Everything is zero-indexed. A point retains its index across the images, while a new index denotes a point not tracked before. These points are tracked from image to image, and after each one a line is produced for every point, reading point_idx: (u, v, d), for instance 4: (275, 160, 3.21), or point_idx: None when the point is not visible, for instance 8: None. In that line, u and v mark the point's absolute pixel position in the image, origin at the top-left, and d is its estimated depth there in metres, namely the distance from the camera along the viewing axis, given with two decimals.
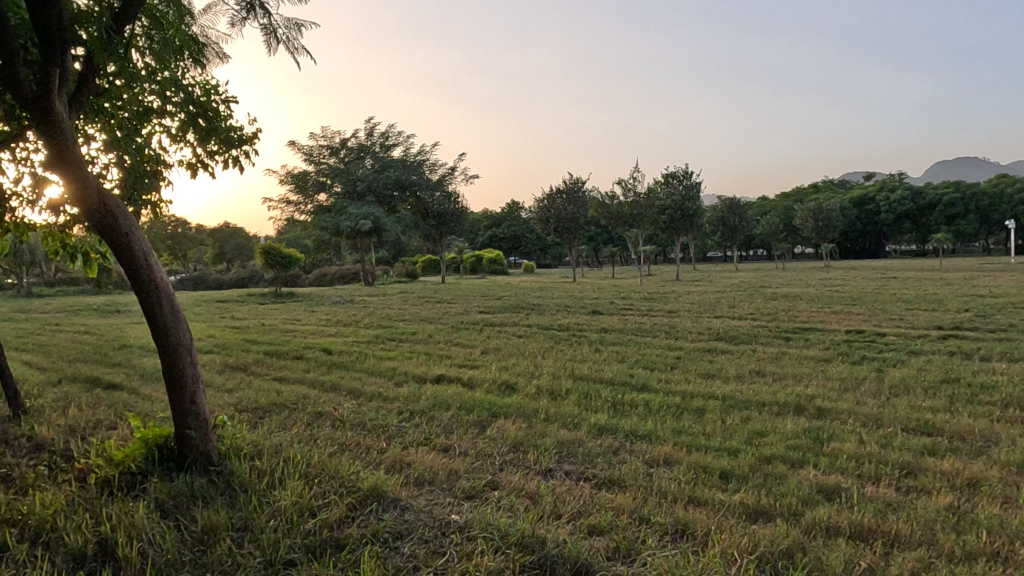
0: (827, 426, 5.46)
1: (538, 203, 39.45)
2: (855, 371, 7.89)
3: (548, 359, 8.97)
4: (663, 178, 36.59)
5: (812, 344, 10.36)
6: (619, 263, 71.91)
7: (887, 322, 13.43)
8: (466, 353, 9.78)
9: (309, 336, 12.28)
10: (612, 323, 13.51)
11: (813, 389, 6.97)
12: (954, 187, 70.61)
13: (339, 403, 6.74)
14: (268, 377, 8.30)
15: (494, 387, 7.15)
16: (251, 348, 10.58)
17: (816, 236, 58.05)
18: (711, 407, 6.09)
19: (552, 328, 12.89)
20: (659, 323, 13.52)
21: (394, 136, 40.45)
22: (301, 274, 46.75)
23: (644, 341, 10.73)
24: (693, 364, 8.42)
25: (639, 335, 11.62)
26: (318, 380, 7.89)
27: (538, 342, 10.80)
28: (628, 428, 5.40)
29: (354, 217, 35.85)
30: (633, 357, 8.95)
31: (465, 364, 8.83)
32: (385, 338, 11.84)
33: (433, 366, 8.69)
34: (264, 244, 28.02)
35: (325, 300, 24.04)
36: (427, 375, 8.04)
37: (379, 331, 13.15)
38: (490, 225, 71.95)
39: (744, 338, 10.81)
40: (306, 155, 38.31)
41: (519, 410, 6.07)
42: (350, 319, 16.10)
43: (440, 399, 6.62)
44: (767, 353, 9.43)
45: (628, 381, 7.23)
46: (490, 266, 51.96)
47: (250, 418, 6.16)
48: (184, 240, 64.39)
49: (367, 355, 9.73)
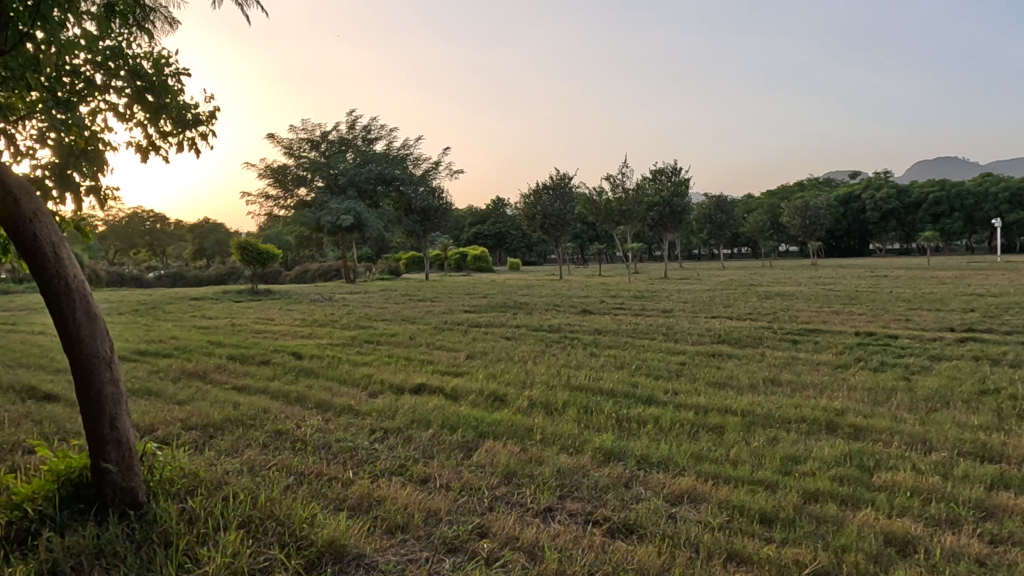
0: (871, 450, 4.69)
1: (523, 199, 38.55)
2: (879, 380, 7.15)
3: (540, 365, 8.16)
4: (651, 174, 35.71)
5: (822, 347, 9.63)
6: (605, 261, 71.28)
7: (894, 323, 12.74)
8: (449, 358, 8.93)
9: (281, 338, 11.40)
10: (606, 324, 12.73)
11: (839, 401, 6.21)
12: (939, 186, 70.44)
13: (304, 419, 5.87)
14: (227, 386, 7.41)
15: (480, 399, 6.34)
16: (216, 352, 9.67)
17: (803, 233, 57.69)
18: (730, 424, 5.30)
19: (542, 328, 12.10)
20: (654, 323, 12.76)
21: (376, 129, 39.46)
22: (282, 270, 45.63)
23: (642, 345, 9.93)
24: (700, 371, 7.65)
25: (635, 337, 10.83)
26: (283, 391, 7.01)
27: (528, 345, 9.97)
28: (639, 453, 4.60)
29: (335, 212, 34.90)
30: (633, 363, 8.15)
31: (449, 370, 8.01)
32: (363, 340, 10.99)
33: (413, 374, 7.85)
34: (240, 238, 26.86)
35: (304, 297, 23.18)
36: (404, 384, 7.21)
37: (357, 331, 12.30)
38: (474, 221, 71.04)
39: (749, 341, 10.07)
40: (286, 149, 37.21)
41: (508, 429, 5.26)
42: (329, 318, 15.24)
43: (419, 415, 5.78)
44: (777, 358, 8.65)
45: (632, 392, 6.43)
46: (475, 263, 51.10)
47: (197, 439, 5.29)
48: (162, 235, 62.98)
49: (341, 360, 8.87)
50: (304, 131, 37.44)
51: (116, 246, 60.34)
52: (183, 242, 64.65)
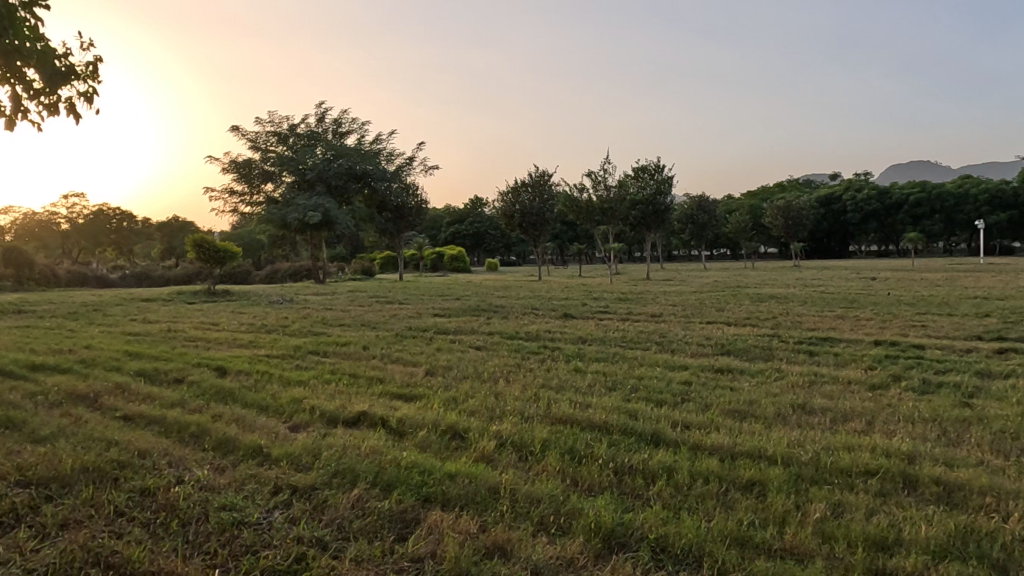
0: (986, 528, 3.24)
1: (500, 197, 36.97)
2: (936, 407, 5.71)
3: (515, 385, 6.64)
4: (634, 171, 34.36)
5: (844, 360, 8.21)
6: (585, 262, 69.95)
7: (911, 330, 11.39)
8: (405, 375, 7.39)
9: (216, 348, 9.78)
10: (591, 330, 11.27)
11: (903, 440, 4.75)
12: (920, 187, 69.90)
13: (190, 471, 4.29)
14: (114, 415, 5.80)
15: (436, 438, 4.81)
16: (126, 366, 8.04)
17: (786, 234, 56.78)
18: (773, 482, 3.84)
19: (518, 336, 10.60)
20: (644, 330, 11.31)
21: (347, 122, 37.69)
22: (250, 269, 43.75)
23: (635, 357, 8.48)
24: (713, 394, 6.16)
25: (625, 348, 9.35)
26: (184, 422, 5.43)
27: (502, 358, 8.46)
28: (655, 537, 3.13)
29: (302, 208, 33.26)
30: (627, 383, 6.65)
31: (402, 393, 6.48)
32: (310, 350, 9.40)
33: (357, 397, 6.32)
34: (197, 235, 24.94)
35: (265, 299, 21.49)
36: (343, 412, 5.67)
37: (307, 340, 10.71)
38: (452, 221, 69.26)
39: (759, 354, 8.64)
40: (251, 142, 35.38)
41: (467, 489, 3.74)
42: (280, 323, 13.62)
43: (346, 463, 4.24)
44: (797, 375, 7.24)
45: (630, 428, 4.94)
46: (451, 264, 49.52)
47: (16, 507, 3.67)
48: (129, 234, 60.54)
49: (273, 377, 7.31)
50: (271, 124, 35.67)
51: (80, 244, 57.90)
52: (150, 240, 62.28)
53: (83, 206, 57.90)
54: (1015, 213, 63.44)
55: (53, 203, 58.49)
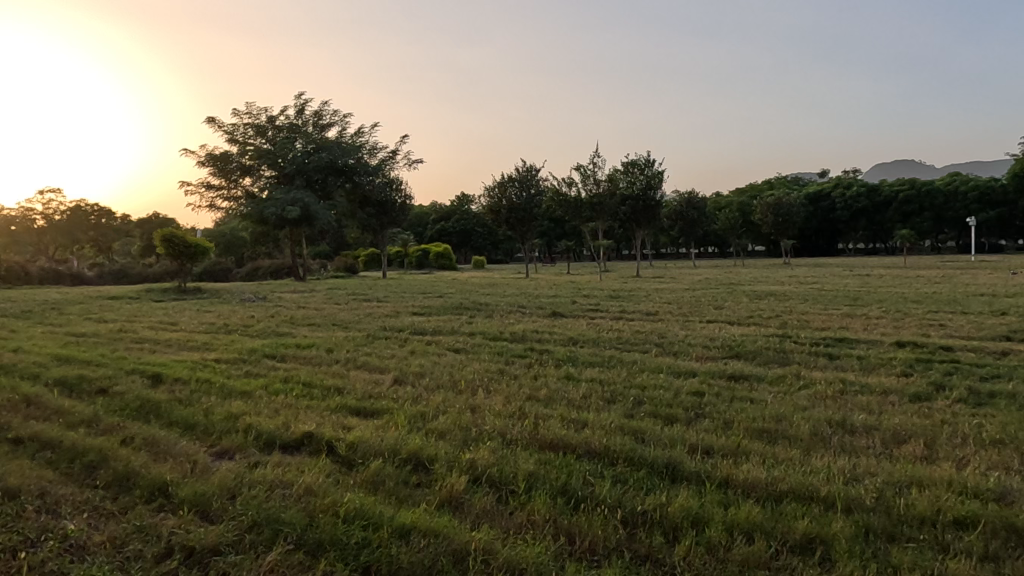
0: None
1: (486, 193, 35.89)
2: (1003, 425, 4.73)
3: (495, 397, 5.61)
4: (623, 166, 33.23)
5: (872, 365, 7.25)
6: (574, 259, 68.95)
7: (930, 330, 10.42)
8: (368, 384, 6.35)
9: (162, 351, 8.66)
10: (583, 330, 10.26)
11: (983, 472, 3.76)
12: (909, 184, 69.41)
13: (61, 522, 3.23)
14: (3, 437, 4.69)
15: (393, 472, 3.80)
16: (47, 373, 6.93)
17: (775, 231, 56.07)
18: (840, 541, 2.86)
19: (503, 337, 9.56)
20: (641, 330, 10.30)
21: (328, 114, 36.41)
22: (230, 266, 42.49)
23: (634, 362, 7.46)
24: (733, 409, 5.17)
25: (622, 350, 8.36)
26: (81, 445, 4.35)
27: (482, 363, 7.41)
28: None
29: (280, 203, 32.08)
30: (630, 395, 5.62)
31: (362, 408, 5.44)
32: (266, 353, 8.32)
33: (307, 413, 5.27)
34: (165, 230, 23.32)
35: (236, 297, 20.32)
36: (285, 434, 4.63)
37: (268, 341, 9.64)
38: (438, 218, 68.06)
39: (774, 357, 7.67)
40: (228, 134, 34.06)
41: (422, 554, 2.72)
42: (244, 322, 12.48)
43: (269, 512, 3.20)
44: (823, 383, 6.26)
45: (639, 457, 3.93)
46: (437, 261, 48.47)
47: None
48: (107, 231, 58.95)
49: (214, 388, 6.24)
50: (249, 116, 34.37)
51: (56, 241, 56.29)
52: (129, 237, 60.77)
53: (59, 202, 56.26)
54: (1004, 210, 63.01)
55: (28, 199, 56.83)
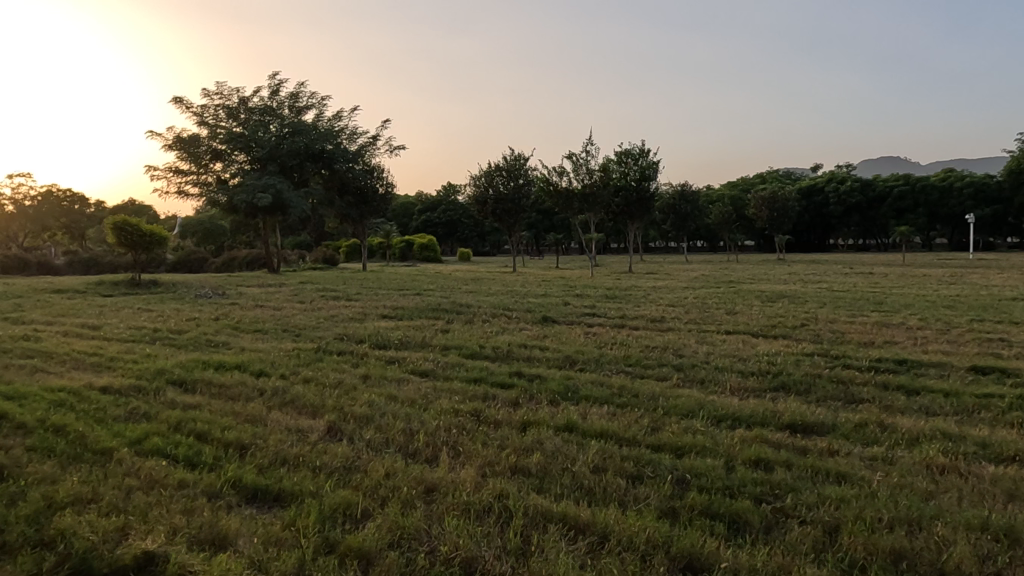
0: None
1: (472, 182, 33.92)
2: None
3: (466, 470, 3.80)
4: (617, 155, 31.07)
5: (969, 408, 5.44)
6: (562, 252, 67.17)
7: (994, 347, 8.70)
8: (289, 438, 4.46)
9: (43, 373, 6.72)
10: (583, 345, 8.43)
11: None
12: (904, 178, 68.05)
13: None
14: None
15: None
16: None
17: (770, 226, 54.35)
18: None
19: (481, 355, 7.72)
20: (651, 345, 8.49)
21: (305, 96, 34.24)
22: (204, 256, 40.35)
23: (655, 402, 5.60)
24: (828, 501, 3.37)
25: (632, 377, 6.56)
26: None
27: (455, 400, 5.55)
28: None
29: (251, 189, 30.04)
30: (667, 470, 3.79)
31: (260, 490, 3.60)
32: (176, 376, 6.44)
33: (173, 500, 3.42)
34: (118, 217, 20.97)
35: (191, 291, 18.36)
36: (107, 554, 2.79)
37: (190, 356, 7.70)
38: (424, 208, 66.01)
39: (836, 393, 5.87)
40: (197, 116, 31.84)
41: None
42: (177, 328, 10.54)
43: None
44: (926, 443, 4.48)
45: None
46: (420, 253, 46.63)
47: None
48: (80, 218, 56.40)
49: (64, 441, 4.36)
50: (220, 97, 32.13)
51: (25, 229, 53.71)
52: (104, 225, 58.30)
53: (29, 187, 53.70)
54: (999, 208, 61.67)
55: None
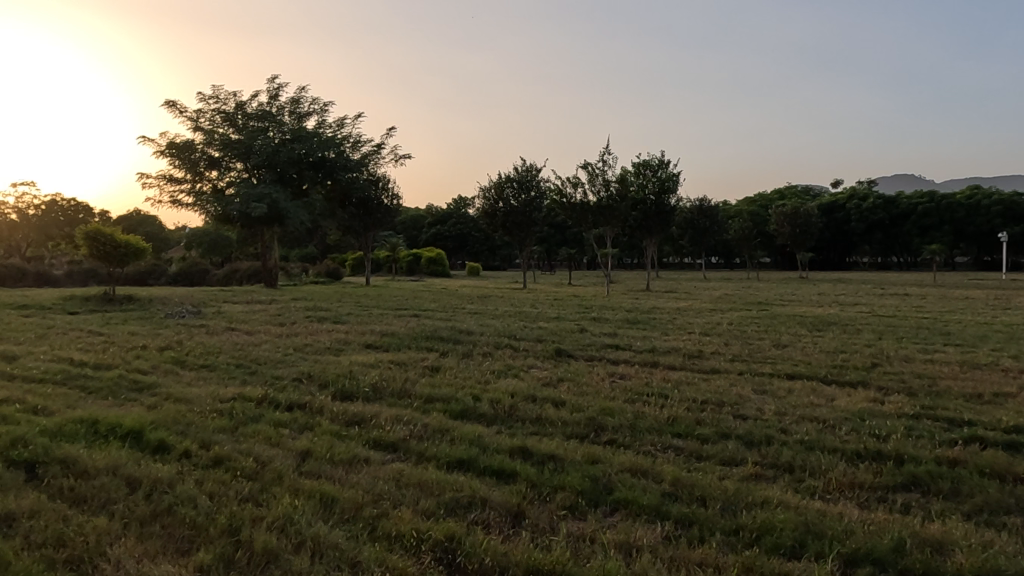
0: None
1: (482, 194, 32.04)
2: None
3: None
4: (635, 166, 29.15)
5: None
6: (575, 267, 65.23)
7: None
8: None
9: None
10: (608, 397, 6.42)
11: None
12: (929, 195, 65.56)
13: None
14: None
15: None
16: None
17: (791, 242, 52.02)
18: None
19: (474, 415, 5.72)
20: (700, 398, 6.46)
21: (307, 102, 32.55)
22: (205, 267, 38.70)
23: (738, 516, 3.58)
24: None
25: (691, 462, 4.52)
26: None
27: (423, 513, 3.54)
28: None
29: (245, 198, 28.27)
30: None
31: None
32: (34, 450, 4.46)
33: None
34: (90, 226, 19.16)
35: (165, 309, 16.52)
36: None
37: (87, 410, 5.74)
38: (433, 222, 64.32)
39: (1005, 503, 3.84)
40: (192, 120, 30.13)
41: None
42: (111, 362, 8.60)
43: None
44: None
45: None
46: (429, 266, 44.85)
47: None
48: None
49: None
50: (216, 101, 30.46)
51: (28, 240, 52.43)
52: None
53: (34, 198, 52.57)
54: None
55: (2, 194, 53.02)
